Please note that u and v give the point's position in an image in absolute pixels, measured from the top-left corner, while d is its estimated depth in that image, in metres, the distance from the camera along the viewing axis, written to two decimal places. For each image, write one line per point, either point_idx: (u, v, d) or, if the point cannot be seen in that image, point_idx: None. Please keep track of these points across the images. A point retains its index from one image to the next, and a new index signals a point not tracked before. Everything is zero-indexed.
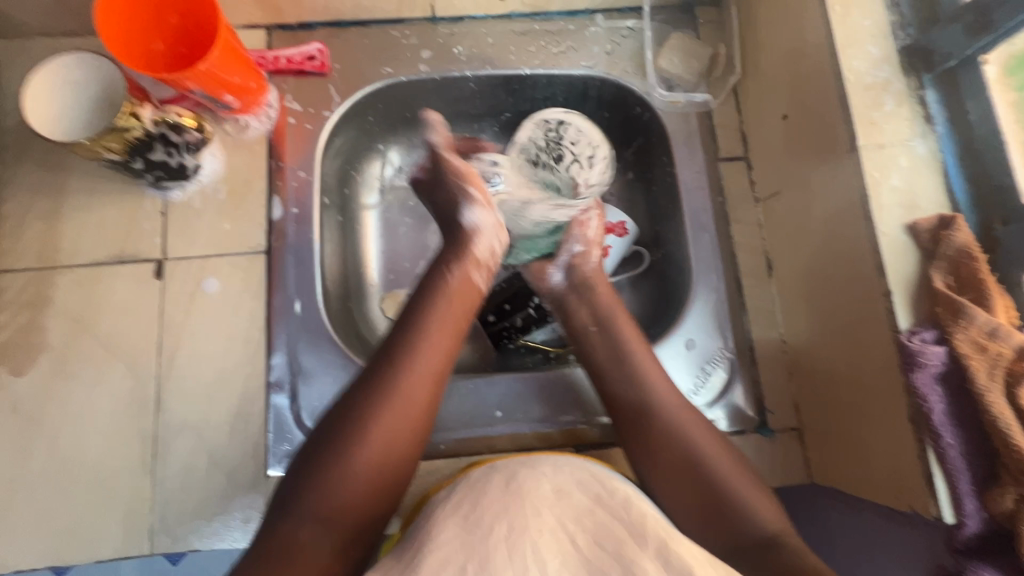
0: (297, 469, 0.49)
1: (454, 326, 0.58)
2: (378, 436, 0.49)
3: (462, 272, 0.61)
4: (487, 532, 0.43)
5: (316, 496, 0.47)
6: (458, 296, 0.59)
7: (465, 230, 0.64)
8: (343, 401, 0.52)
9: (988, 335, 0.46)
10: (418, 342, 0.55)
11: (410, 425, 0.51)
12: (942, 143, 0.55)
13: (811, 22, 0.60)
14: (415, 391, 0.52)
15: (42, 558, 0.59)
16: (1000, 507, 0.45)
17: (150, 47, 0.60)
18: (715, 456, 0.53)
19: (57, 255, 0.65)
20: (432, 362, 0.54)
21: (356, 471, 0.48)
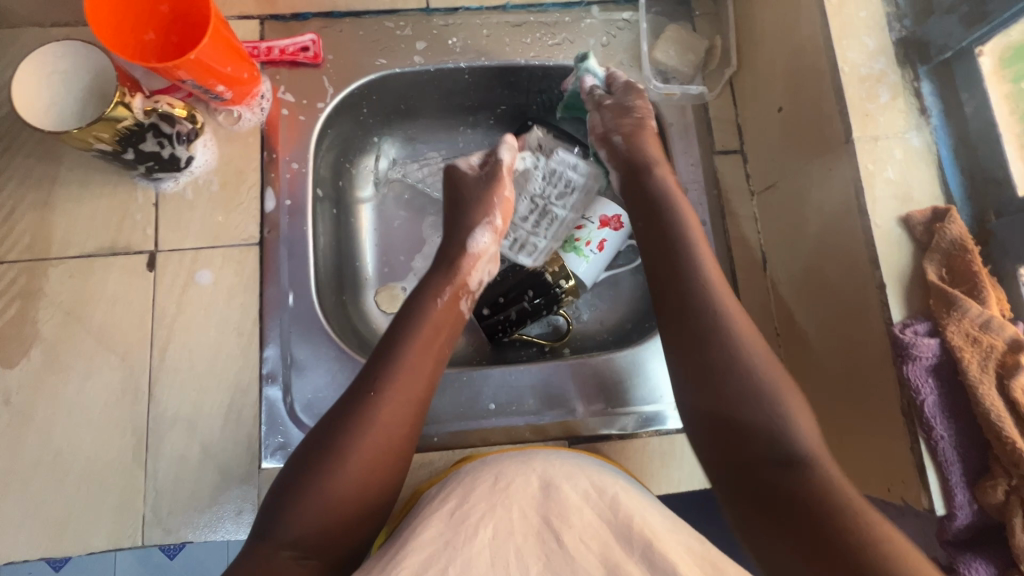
0: (277, 495, 0.48)
1: (437, 352, 0.57)
2: (362, 463, 0.49)
3: (452, 298, 0.61)
4: (472, 534, 0.43)
5: (297, 520, 0.47)
6: (442, 322, 0.59)
7: (468, 249, 0.65)
8: (325, 426, 0.51)
9: (979, 327, 0.47)
10: (400, 366, 0.54)
11: (392, 453, 0.51)
12: (936, 135, 0.54)
13: (807, 13, 0.60)
14: (396, 419, 0.52)
15: (35, 549, 0.59)
16: (991, 499, 0.45)
17: (142, 38, 0.59)
18: (776, 382, 0.49)
19: (48, 247, 0.65)
20: (414, 388, 0.54)
21: (337, 497, 0.48)
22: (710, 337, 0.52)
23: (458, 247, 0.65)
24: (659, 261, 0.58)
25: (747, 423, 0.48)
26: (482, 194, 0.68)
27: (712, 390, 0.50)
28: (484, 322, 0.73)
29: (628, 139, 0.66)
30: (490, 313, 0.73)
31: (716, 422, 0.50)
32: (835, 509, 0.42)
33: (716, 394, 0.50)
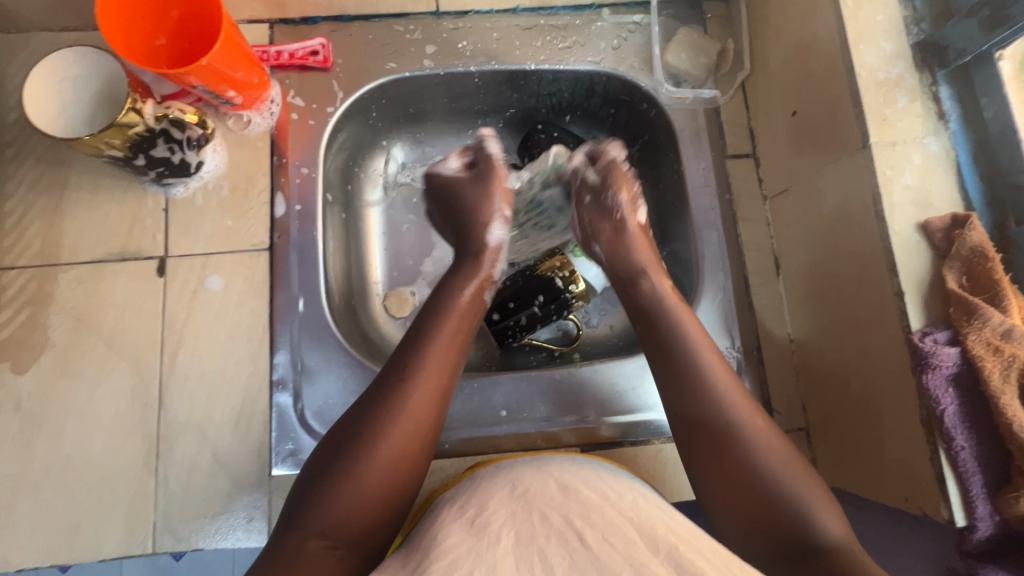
0: (305, 484, 0.48)
1: (461, 343, 0.57)
2: (391, 450, 0.49)
3: (477, 289, 0.61)
4: (495, 539, 0.42)
5: (325, 512, 0.46)
6: (465, 312, 0.59)
7: (488, 246, 0.65)
8: (353, 416, 0.51)
9: (1002, 336, 0.46)
10: (427, 356, 0.54)
11: (419, 443, 0.51)
12: (956, 140, 0.54)
13: (823, 17, 0.59)
14: (424, 408, 0.51)
15: (45, 556, 0.58)
16: (1013, 510, 0.44)
17: (153, 44, 0.59)
18: (778, 463, 0.48)
19: (58, 253, 0.65)
20: (441, 377, 0.54)
21: (366, 486, 0.47)
22: (706, 376, 0.53)
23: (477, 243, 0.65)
24: (655, 339, 0.57)
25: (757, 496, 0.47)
26: (482, 194, 0.67)
27: (718, 462, 0.49)
28: (494, 327, 0.72)
29: (614, 245, 0.65)
30: (500, 318, 0.72)
31: (733, 491, 0.48)
32: (862, 567, 0.41)
33: (722, 466, 0.49)
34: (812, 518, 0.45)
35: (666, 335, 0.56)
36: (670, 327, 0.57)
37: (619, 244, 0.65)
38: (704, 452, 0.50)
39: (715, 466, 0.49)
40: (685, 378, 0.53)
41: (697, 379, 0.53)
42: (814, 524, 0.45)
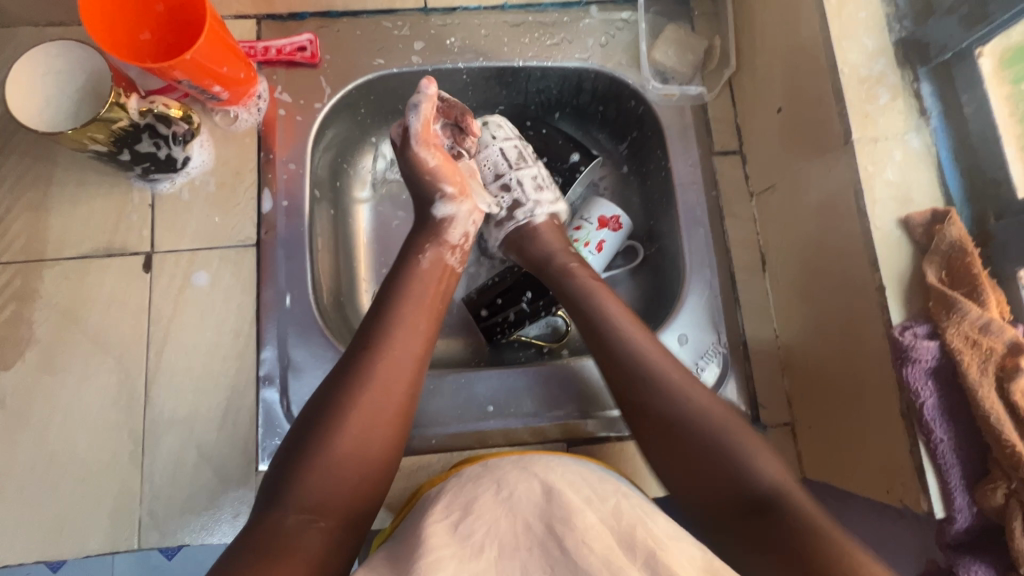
0: (282, 461, 0.49)
1: (429, 310, 0.58)
2: (364, 420, 0.50)
3: (436, 256, 0.62)
4: (478, 548, 0.43)
5: (305, 487, 0.47)
6: (432, 279, 0.60)
7: (437, 220, 0.64)
8: (325, 391, 0.52)
9: (979, 330, 0.46)
10: (396, 326, 0.55)
11: (393, 410, 0.52)
12: (937, 137, 0.54)
13: (806, 13, 0.59)
14: (394, 375, 0.53)
15: (30, 552, 0.58)
16: (991, 502, 0.45)
17: (138, 38, 0.59)
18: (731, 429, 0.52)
19: (43, 248, 0.64)
20: (410, 344, 0.55)
21: (341, 459, 0.48)
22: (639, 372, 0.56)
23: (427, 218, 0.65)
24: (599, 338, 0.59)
25: (713, 465, 0.50)
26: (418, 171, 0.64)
27: (669, 446, 0.53)
28: (483, 322, 0.73)
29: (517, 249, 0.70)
30: (489, 313, 0.72)
31: (687, 471, 0.51)
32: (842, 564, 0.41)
33: (672, 451, 0.52)
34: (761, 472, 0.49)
35: (615, 340, 0.58)
36: (616, 331, 0.59)
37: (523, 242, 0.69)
38: (653, 439, 0.54)
39: (667, 450, 0.53)
40: (625, 380, 0.56)
41: (648, 379, 0.55)
42: (764, 478, 0.49)
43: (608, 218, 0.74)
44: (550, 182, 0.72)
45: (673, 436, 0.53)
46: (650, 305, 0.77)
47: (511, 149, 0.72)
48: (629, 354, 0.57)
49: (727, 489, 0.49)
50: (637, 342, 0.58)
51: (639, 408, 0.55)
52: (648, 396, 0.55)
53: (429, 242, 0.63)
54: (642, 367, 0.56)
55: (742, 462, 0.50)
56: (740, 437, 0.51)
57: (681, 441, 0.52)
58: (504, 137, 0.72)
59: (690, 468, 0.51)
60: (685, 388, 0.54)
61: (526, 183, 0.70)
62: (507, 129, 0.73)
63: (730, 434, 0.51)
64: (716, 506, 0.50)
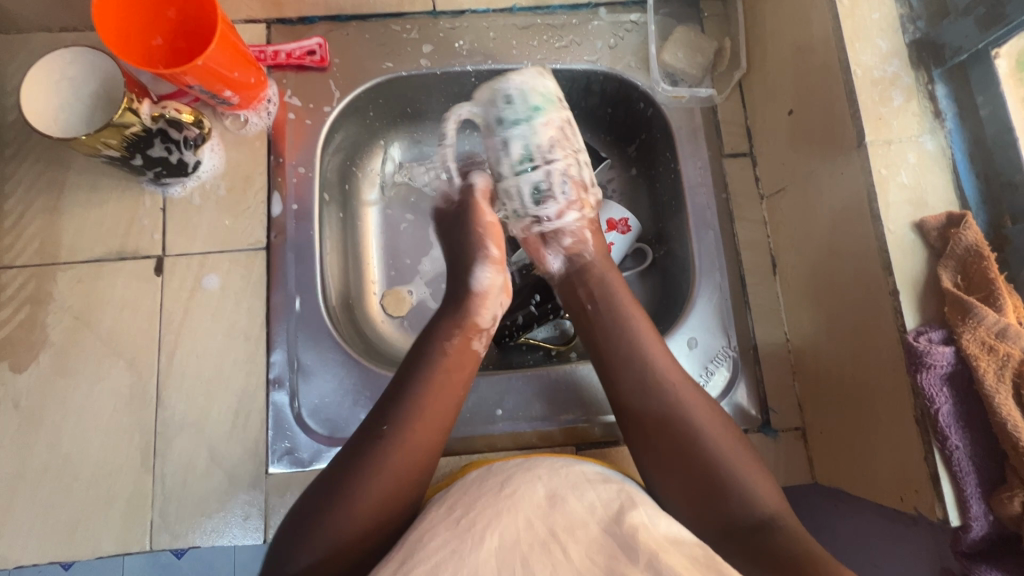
0: (296, 522, 0.48)
1: (457, 384, 0.56)
2: (377, 501, 0.49)
3: (462, 342, 0.59)
4: (479, 541, 0.43)
5: (307, 557, 0.46)
6: (457, 360, 0.58)
7: (471, 291, 0.62)
8: (348, 456, 0.51)
9: (996, 335, 0.46)
10: (426, 399, 0.54)
11: (406, 490, 0.50)
12: (951, 138, 0.53)
13: (818, 15, 0.59)
14: (411, 456, 0.51)
15: (43, 554, 0.59)
16: (1007, 511, 0.44)
17: (150, 44, 0.59)
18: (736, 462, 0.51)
19: (56, 252, 0.65)
20: (431, 427, 0.53)
21: (359, 527, 0.47)
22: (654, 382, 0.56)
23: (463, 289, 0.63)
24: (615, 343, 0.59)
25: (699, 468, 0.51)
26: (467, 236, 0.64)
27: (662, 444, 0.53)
28: None
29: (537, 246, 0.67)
30: None
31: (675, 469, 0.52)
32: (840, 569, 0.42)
33: (664, 456, 0.53)
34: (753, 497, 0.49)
35: (623, 338, 0.58)
36: (625, 330, 0.59)
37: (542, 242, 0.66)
38: (651, 447, 0.54)
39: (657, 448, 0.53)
40: (631, 380, 0.56)
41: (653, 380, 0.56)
42: (758, 502, 0.49)
43: (617, 220, 0.75)
44: (574, 187, 0.63)
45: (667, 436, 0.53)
46: (658, 308, 0.77)
47: (522, 139, 0.61)
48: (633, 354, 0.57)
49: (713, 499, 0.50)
50: (647, 343, 0.58)
51: (639, 404, 0.55)
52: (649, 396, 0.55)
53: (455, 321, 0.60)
54: (648, 369, 0.56)
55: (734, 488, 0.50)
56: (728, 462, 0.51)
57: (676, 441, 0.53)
58: (513, 123, 0.61)
59: (684, 477, 0.51)
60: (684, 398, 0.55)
61: (531, 192, 0.63)
62: (526, 100, 0.61)
63: (723, 462, 0.51)
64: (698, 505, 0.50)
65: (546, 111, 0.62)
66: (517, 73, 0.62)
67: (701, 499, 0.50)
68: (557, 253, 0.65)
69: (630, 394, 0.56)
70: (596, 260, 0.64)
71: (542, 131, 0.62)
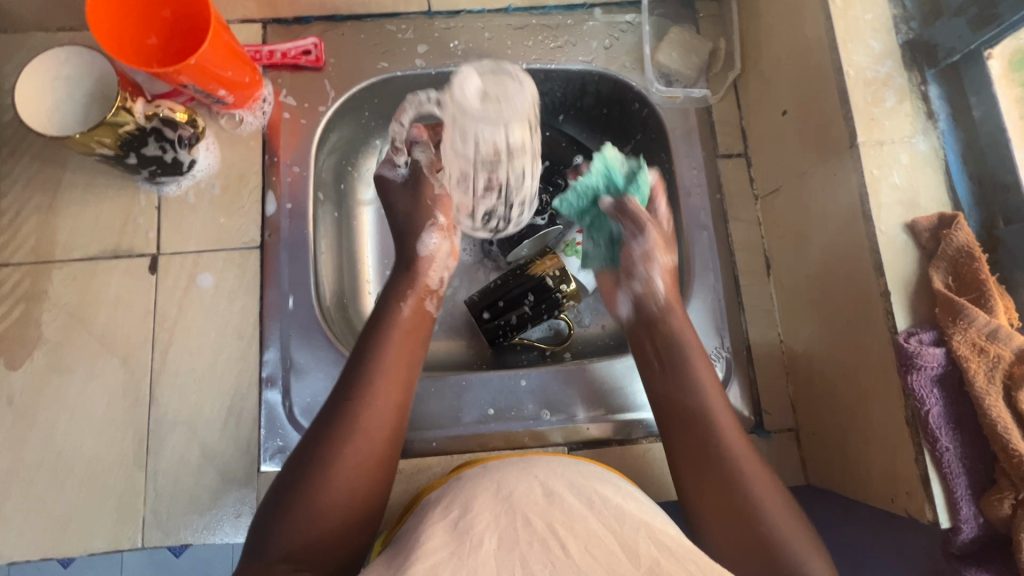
0: (276, 503, 0.49)
1: (411, 354, 0.58)
2: (347, 472, 0.50)
3: (415, 303, 0.61)
4: (477, 543, 0.43)
5: (289, 534, 0.47)
6: (411, 326, 0.59)
7: (420, 256, 0.65)
8: (312, 437, 0.52)
9: (987, 336, 0.46)
10: (381, 369, 0.55)
11: (375, 459, 0.51)
12: (944, 139, 0.53)
13: (812, 15, 0.59)
14: (376, 422, 0.52)
15: (37, 550, 0.59)
16: (998, 513, 0.44)
17: (144, 43, 0.60)
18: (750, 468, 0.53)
19: (52, 250, 0.65)
20: (392, 393, 0.54)
21: (327, 505, 0.48)
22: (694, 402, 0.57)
23: (411, 254, 0.65)
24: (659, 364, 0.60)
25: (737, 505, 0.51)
26: (414, 202, 0.66)
27: (704, 483, 0.53)
28: (485, 325, 0.73)
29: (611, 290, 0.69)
30: (491, 316, 0.72)
31: (716, 507, 0.52)
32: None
33: (706, 486, 0.53)
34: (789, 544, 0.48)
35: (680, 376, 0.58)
36: (676, 351, 0.60)
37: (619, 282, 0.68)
38: (692, 476, 0.54)
39: (702, 487, 0.53)
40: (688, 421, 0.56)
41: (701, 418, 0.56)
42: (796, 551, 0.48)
43: None
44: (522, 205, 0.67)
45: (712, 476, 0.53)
46: None
47: (491, 180, 0.62)
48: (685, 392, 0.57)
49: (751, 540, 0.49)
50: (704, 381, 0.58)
51: (687, 442, 0.55)
52: (701, 435, 0.55)
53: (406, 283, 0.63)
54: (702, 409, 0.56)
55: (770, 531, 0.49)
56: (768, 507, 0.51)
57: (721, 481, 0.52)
58: (490, 160, 0.59)
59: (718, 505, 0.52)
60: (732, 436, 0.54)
61: (481, 214, 0.67)
62: (498, 148, 0.58)
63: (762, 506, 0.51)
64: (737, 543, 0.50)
65: (524, 150, 0.59)
66: (490, 118, 0.56)
67: (741, 538, 0.50)
68: (628, 295, 0.66)
69: (678, 410, 0.57)
70: (667, 305, 0.63)
71: (504, 177, 0.62)
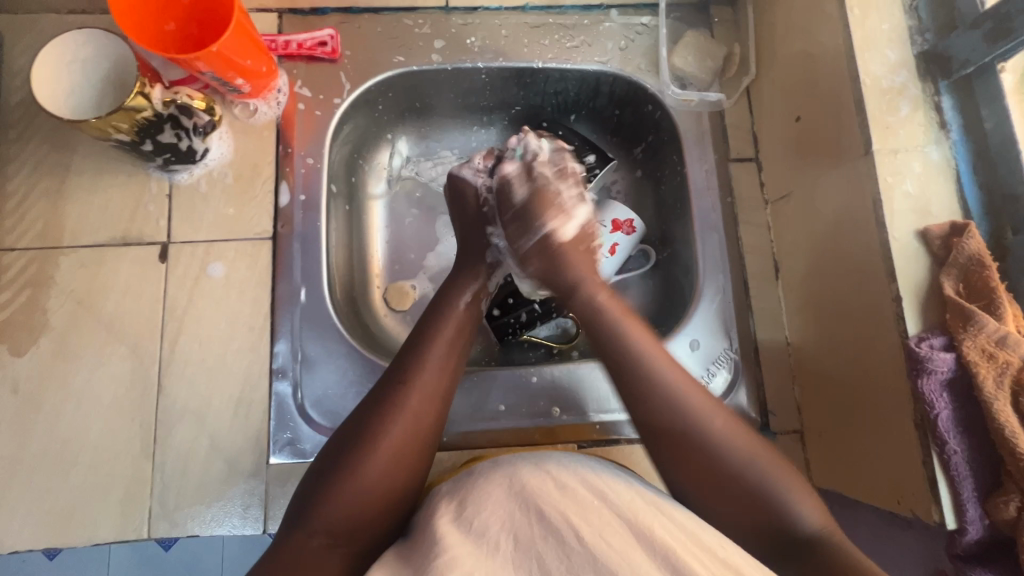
0: (314, 483, 0.49)
1: (460, 344, 0.58)
2: (389, 454, 0.49)
3: (470, 298, 0.62)
4: (495, 545, 0.43)
5: (326, 511, 0.47)
6: (461, 319, 0.60)
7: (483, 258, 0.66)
8: (350, 427, 0.51)
9: (996, 343, 0.47)
10: (428, 359, 0.55)
11: (419, 443, 0.51)
12: (955, 149, 0.55)
13: (828, 23, 0.60)
14: (422, 407, 0.52)
15: (40, 539, 0.58)
16: (1002, 515, 0.45)
17: (163, 28, 0.59)
18: (767, 467, 0.51)
19: (60, 235, 0.64)
20: (440, 379, 0.55)
21: (367, 489, 0.48)
22: (656, 398, 0.53)
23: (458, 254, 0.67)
24: (616, 360, 0.56)
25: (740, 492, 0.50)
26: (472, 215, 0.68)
27: (693, 466, 0.51)
28: (494, 322, 0.73)
29: (547, 261, 0.63)
30: (500, 313, 0.73)
31: (705, 485, 0.51)
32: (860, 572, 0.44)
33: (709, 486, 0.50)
34: (797, 516, 0.49)
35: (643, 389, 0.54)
36: (624, 347, 0.56)
37: (552, 257, 0.63)
38: (692, 482, 0.51)
39: (686, 471, 0.51)
40: (659, 414, 0.53)
41: (676, 419, 0.52)
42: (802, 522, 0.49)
43: (622, 221, 0.75)
44: None
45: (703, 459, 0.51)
46: (660, 309, 0.78)
47: None
48: (641, 391, 0.54)
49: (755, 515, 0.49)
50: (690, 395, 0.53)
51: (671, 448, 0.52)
52: (660, 416, 0.53)
53: (463, 283, 0.63)
54: (667, 395, 0.53)
55: (777, 507, 0.49)
56: (778, 482, 0.50)
57: (703, 461, 0.51)
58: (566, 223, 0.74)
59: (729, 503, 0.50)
60: (698, 413, 0.52)
61: None
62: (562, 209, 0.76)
63: (767, 480, 0.50)
64: (741, 526, 0.50)
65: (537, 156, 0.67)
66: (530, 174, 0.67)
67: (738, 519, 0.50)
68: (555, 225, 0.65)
69: (652, 414, 0.53)
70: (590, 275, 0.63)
71: None
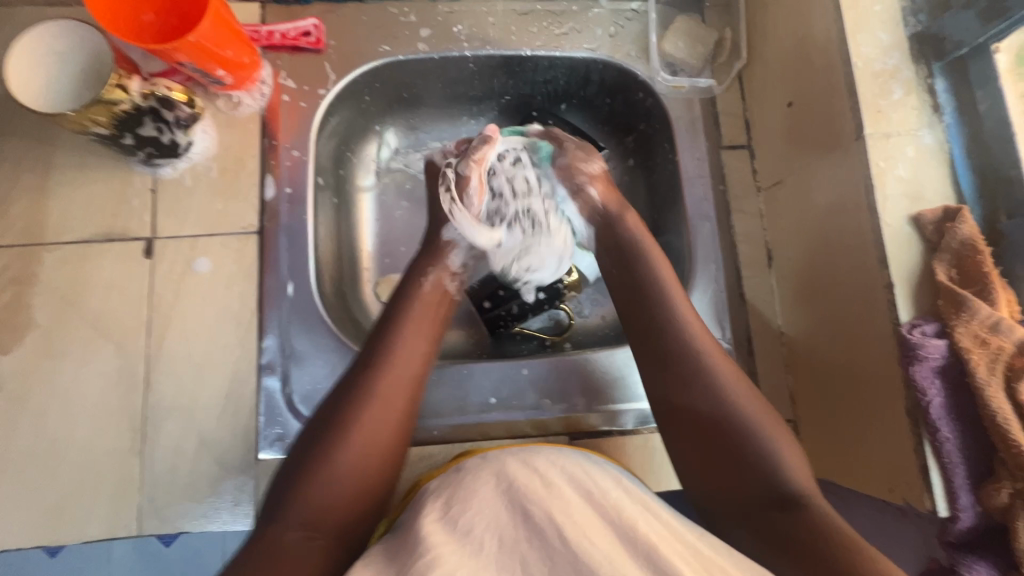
0: (288, 476, 0.48)
1: (432, 330, 0.58)
2: (362, 442, 0.49)
3: (439, 280, 0.61)
4: (479, 543, 0.43)
5: (301, 503, 0.46)
6: (430, 302, 0.59)
7: (443, 241, 0.63)
8: (320, 421, 0.51)
9: (989, 329, 0.46)
10: (399, 345, 0.55)
11: (391, 429, 0.51)
12: (949, 133, 0.53)
13: (821, 5, 0.58)
14: (395, 393, 0.52)
15: (29, 538, 0.58)
16: (995, 502, 0.44)
17: (140, 19, 0.58)
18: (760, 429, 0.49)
19: (43, 231, 0.64)
20: (411, 364, 0.54)
21: (341, 478, 0.48)
22: (698, 392, 0.51)
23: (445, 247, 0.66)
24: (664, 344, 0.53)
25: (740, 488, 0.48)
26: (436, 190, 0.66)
27: (712, 459, 0.49)
28: (486, 315, 0.72)
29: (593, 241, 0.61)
30: (491, 306, 0.72)
31: (717, 488, 0.49)
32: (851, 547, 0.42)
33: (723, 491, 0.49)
34: (784, 472, 0.47)
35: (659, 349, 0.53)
36: (677, 330, 0.54)
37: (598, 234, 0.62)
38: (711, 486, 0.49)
39: (705, 470, 0.49)
40: (703, 409, 0.50)
41: (702, 386, 0.51)
42: (787, 477, 0.47)
43: None
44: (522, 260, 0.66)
45: (702, 444, 0.50)
46: None
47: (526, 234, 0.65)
48: (694, 383, 0.51)
49: (751, 489, 0.47)
50: (680, 342, 0.53)
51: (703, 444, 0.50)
52: (707, 412, 0.50)
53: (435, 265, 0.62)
54: (715, 388, 0.51)
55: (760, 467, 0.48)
56: (751, 427, 0.49)
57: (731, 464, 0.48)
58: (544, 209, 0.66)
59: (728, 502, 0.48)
60: (742, 411, 0.50)
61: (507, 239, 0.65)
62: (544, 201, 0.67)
63: (749, 447, 0.48)
64: (733, 513, 0.48)
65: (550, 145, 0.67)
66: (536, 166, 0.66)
67: (730, 499, 0.48)
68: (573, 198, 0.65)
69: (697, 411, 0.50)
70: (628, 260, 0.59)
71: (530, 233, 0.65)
